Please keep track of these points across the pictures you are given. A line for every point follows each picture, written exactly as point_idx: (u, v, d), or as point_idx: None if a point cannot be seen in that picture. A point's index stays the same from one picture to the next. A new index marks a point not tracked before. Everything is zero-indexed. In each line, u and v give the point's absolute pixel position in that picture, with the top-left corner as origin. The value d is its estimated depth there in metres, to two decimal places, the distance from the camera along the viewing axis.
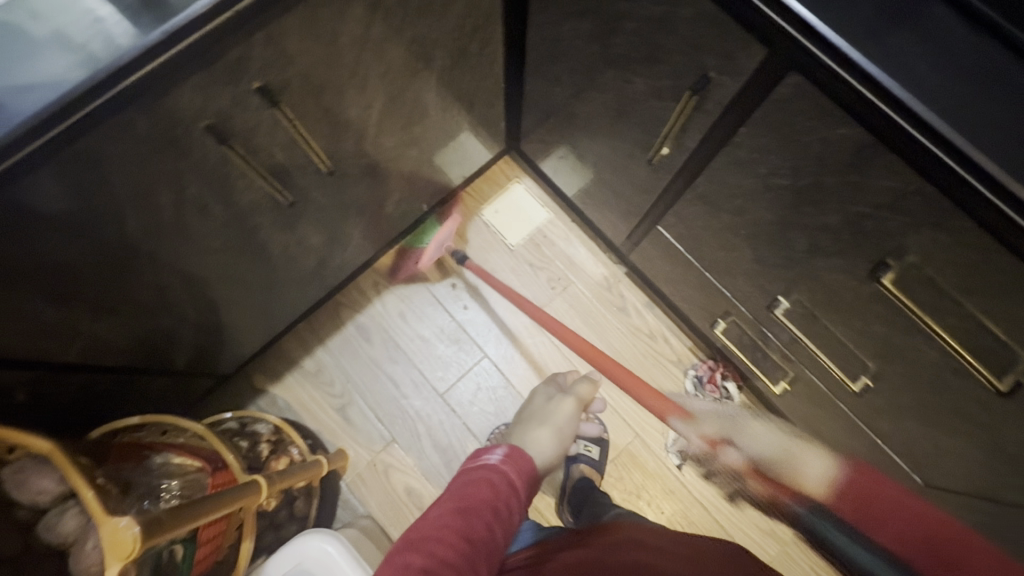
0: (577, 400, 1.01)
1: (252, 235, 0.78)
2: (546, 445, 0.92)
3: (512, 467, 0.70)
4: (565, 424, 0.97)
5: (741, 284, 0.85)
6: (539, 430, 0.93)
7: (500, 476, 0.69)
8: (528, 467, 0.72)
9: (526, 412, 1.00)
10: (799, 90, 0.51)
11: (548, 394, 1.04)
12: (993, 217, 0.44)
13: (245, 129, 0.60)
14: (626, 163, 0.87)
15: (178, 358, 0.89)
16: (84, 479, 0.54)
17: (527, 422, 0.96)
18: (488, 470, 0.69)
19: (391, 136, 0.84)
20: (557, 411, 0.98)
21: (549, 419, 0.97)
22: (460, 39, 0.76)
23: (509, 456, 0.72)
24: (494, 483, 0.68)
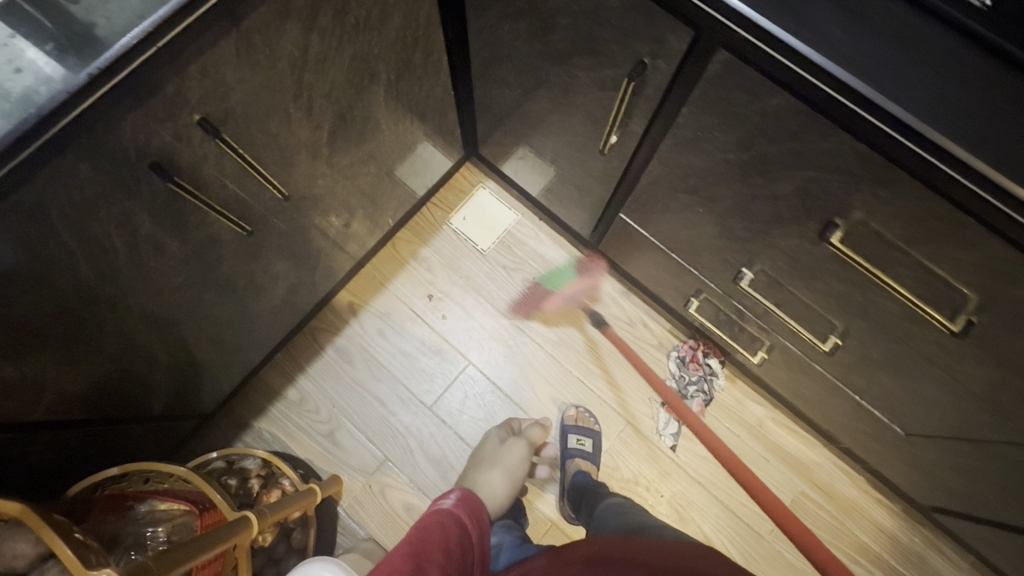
0: (527, 443, 1.11)
1: (215, 270, 0.77)
2: (496, 489, 1.04)
3: (462, 510, 0.81)
4: (516, 467, 1.07)
5: (707, 261, 0.86)
6: (490, 473, 1.05)
7: (451, 517, 0.79)
8: (477, 510, 0.83)
9: (477, 455, 1.09)
10: (729, 66, 0.52)
11: (501, 436, 1.11)
12: (922, 165, 0.46)
13: (191, 163, 0.59)
14: (582, 156, 0.89)
15: (153, 402, 0.88)
16: (61, 537, 0.53)
17: (478, 466, 1.06)
18: (441, 514, 0.79)
19: (345, 155, 0.84)
20: (509, 453, 1.08)
21: (500, 461, 1.07)
22: (402, 51, 0.76)
23: (459, 501, 0.83)
24: (446, 523, 0.77)
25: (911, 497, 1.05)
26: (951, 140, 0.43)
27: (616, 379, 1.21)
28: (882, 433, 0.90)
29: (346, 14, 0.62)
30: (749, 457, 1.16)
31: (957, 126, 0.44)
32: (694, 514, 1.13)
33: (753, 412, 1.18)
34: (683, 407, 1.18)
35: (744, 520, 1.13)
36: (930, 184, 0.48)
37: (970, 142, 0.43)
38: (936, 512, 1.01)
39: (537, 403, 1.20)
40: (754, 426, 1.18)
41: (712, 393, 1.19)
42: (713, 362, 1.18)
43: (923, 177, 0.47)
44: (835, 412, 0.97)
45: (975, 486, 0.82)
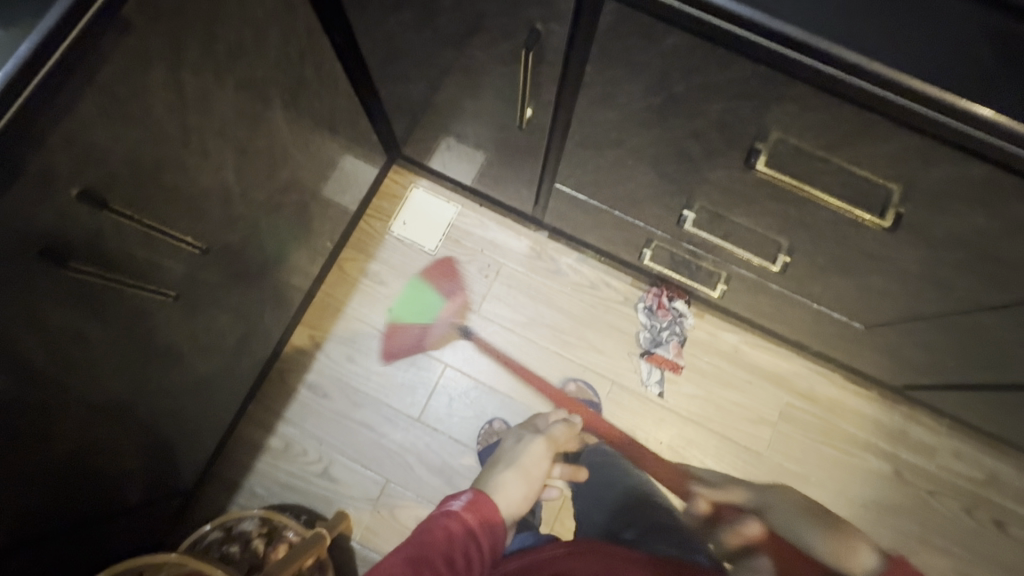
0: (546, 440, 1.08)
1: (151, 343, 0.72)
2: (512, 489, 0.98)
3: (472, 516, 0.80)
4: (532, 464, 1.03)
5: (649, 210, 0.87)
6: (504, 472, 1.00)
7: (461, 523, 0.79)
8: (489, 515, 0.82)
9: (496, 455, 1.06)
10: (618, 16, 0.51)
11: (516, 437, 1.09)
12: (823, 77, 0.47)
13: (86, 240, 0.54)
14: (503, 135, 0.87)
15: (124, 493, 0.83)
16: None
17: (493, 467, 1.03)
18: (449, 517, 0.79)
19: (260, 190, 0.79)
20: (523, 451, 1.04)
21: (518, 461, 1.03)
22: (290, 69, 0.72)
23: (467, 506, 0.81)
24: (452, 529, 0.77)
25: (885, 382, 1.11)
26: (844, 48, 0.44)
27: (593, 342, 1.22)
28: (845, 331, 0.95)
29: (217, 43, 0.58)
30: (732, 384, 1.20)
31: (844, 31, 0.44)
32: (695, 452, 1.17)
33: (727, 341, 1.22)
34: (661, 353, 1.20)
35: (741, 442, 1.17)
36: (837, 93, 0.48)
37: (857, 44, 0.44)
38: (908, 390, 1.07)
39: (523, 387, 1.20)
40: (730, 353, 1.21)
41: (685, 333, 1.22)
42: (680, 304, 1.21)
43: (828, 87, 0.48)
44: (800, 322, 1.01)
45: (938, 357, 0.87)
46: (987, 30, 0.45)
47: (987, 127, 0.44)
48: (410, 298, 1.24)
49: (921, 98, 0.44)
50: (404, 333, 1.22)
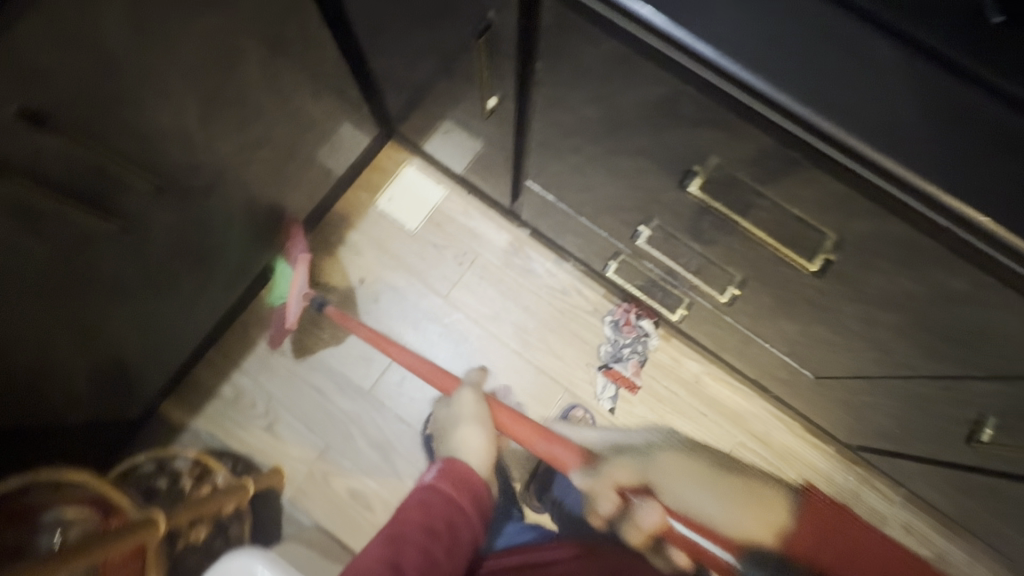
0: (472, 388, 1.09)
1: (97, 270, 0.74)
2: (474, 444, 1.00)
3: (444, 485, 0.86)
4: (477, 413, 1.04)
5: (611, 221, 0.86)
6: (461, 429, 1.02)
7: (437, 493, 0.86)
8: (464, 479, 0.89)
9: (446, 415, 1.08)
10: (559, 15, 0.50)
11: (445, 394, 1.11)
12: (746, 106, 0.45)
13: (23, 158, 0.56)
14: (478, 122, 0.87)
15: (63, 410, 0.86)
16: None
17: (452, 425, 1.04)
18: (425, 491, 0.85)
19: (228, 139, 0.81)
20: (462, 404, 1.06)
21: (466, 416, 1.04)
22: (268, 26, 0.73)
23: (440, 475, 0.88)
24: (430, 499, 0.84)
25: (841, 439, 1.08)
26: (762, 80, 0.42)
27: (555, 347, 1.21)
28: (798, 377, 0.92)
29: None
30: (687, 413, 1.18)
31: (768, 60, 0.42)
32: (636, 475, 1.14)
33: (689, 369, 1.19)
34: (619, 369, 1.18)
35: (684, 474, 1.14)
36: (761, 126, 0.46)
37: (777, 76, 0.42)
38: (863, 450, 1.03)
39: None
40: (690, 382, 1.19)
41: (648, 354, 1.20)
42: (647, 324, 1.19)
43: (752, 118, 0.46)
44: (757, 361, 0.98)
45: (886, 420, 0.83)
46: (921, 81, 0.42)
47: (901, 180, 0.41)
48: (383, 273, 1.25)
49: (836, 143, 0.42)
50: (278, 315, 1.19)
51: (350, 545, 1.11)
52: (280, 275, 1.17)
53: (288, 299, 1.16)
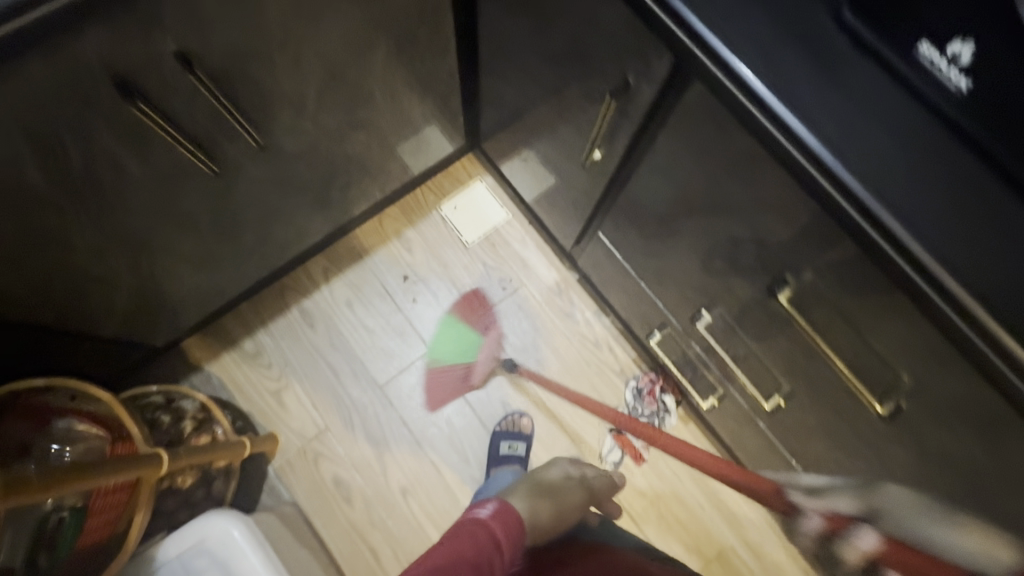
0: (533, 445, 1.13)
1: (181, 204, 0.77)
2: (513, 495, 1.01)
3: (499, 527, 0.67)
4: (522, 468, 1.07)
5: (671, 295, 0.86)
6: (501, 474, 1.05)
7: (486, 531, 0.66)
8: (515, 530, 0.68)
9: (480, 449, 1.14)
10: (703, 98, 0.51)
11: (504, 429, 1.16)
12: (845, 219, 0.45)
13: (160, 90, 0.59)
14: (570, 166, 0.88)
15: (101, 323, 0.88)
16: None
17: (480, 457, 1.12)
18: (474, 525, 0.66)
19: (335, 116, 0.83)
20: (511, 451, 1.11)
21: (509, 463, 1.08)
22: (406, 26, 0.76)
23: (494, 515, 0.69)
24: (479, 538, 0.64)
25: None
26: (866, 190, 0.43)
27: None
28: None
29: None
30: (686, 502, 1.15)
31: (904, 203, 0.43)
32: None
33: None
34: (629, 437, 1.16)
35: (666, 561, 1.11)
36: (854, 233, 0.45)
37: (911, 221, 0.42)
38: None
39: (488, 404, 1.19)
40: (697, 471, 1.16)
41: (662, 430, 1.18)
42: (669, 400, 1.18)
43: (849, 229, 0.46)
44: None
45: None
46: None
47: (961, 308, 0.42)
48: (427, 275, 1.26)
49: (916, 262, 0.42)
50: (443, 377, 1.20)
51: (320, 532, 1.11)
52: (456, 331, 1.23)
53: (483, 341, 1.21)
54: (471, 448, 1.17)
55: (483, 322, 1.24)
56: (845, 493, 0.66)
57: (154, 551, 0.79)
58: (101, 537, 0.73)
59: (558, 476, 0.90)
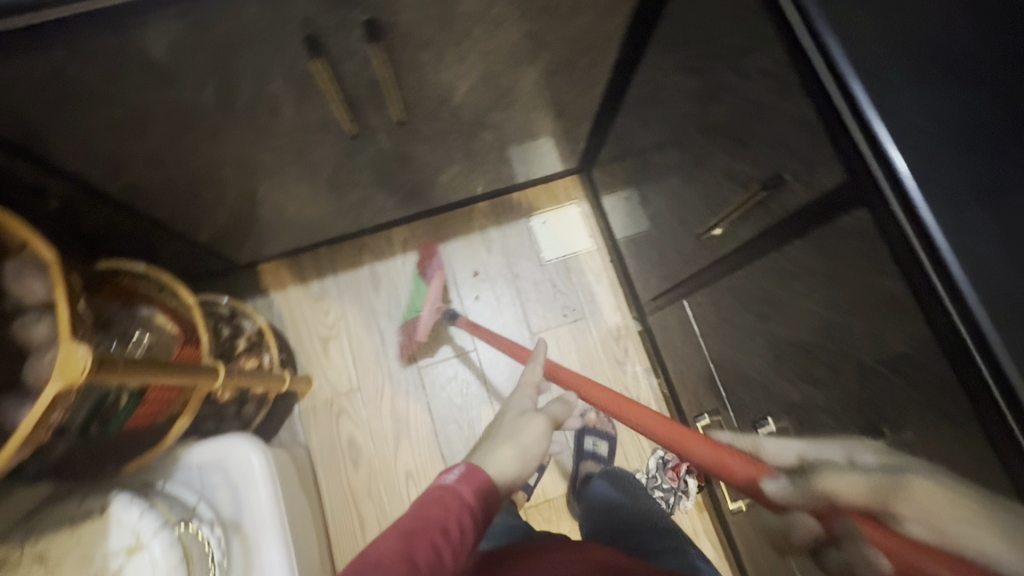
0: (550, 420, 0.79)
1: (311, 151, 0.81)
2: (507, 472, 0.70)
3: (465, 490, 0.62)
4: (535, 447, 0.74)
5: (739, 388, 0.83)
6: (501, 448, 0.72)
7: (455, 494, 0.62)
8: (489, 492, 0.64)
9: (491, 428, 0.78)
10: (863, 226, 0.48)
11: (521, 410, 0.81)
12: (974, 379, 0.41)
13: (339, 53, 0.62)
14: (679, 228, 0.86)
15: (204, 229, 0.94)
16: (71, 328, 0.54)
17: (488, 440, 0.75)
18: (440, 486, 0.63)
19: (474, 112, 0.85)
20: (527, 428, 0.76)
21: (515, 437, 0.74)
22: (571, 50, 0.77)
23: (461, 481, 0.63)
24: (447, 500, 0.62)
25: None
26: (1015, 366, 0.38)
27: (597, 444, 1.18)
28: None
29: None
30: None
31: None
32: None
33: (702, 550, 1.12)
34: None
35: None
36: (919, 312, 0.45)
37: None
38: None
39: None
40: None
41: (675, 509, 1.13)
42: (691, 482, 1.10)
43: (968, 387, 0.42)
44: None
45: None
46: None
47: None
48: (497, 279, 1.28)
49: None
50: (411, 330, 1.21)
51: (320, 483, 1.14)
52: (416, 292, 1.22)
53: (428, 291, 1.20)
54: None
55: (431, 270, 1.24)
56: (850, 472, 0.51)
57: (179, 454, 0.82)
58: (143, 424, 0.78)
59: (515, 419, 0.78)
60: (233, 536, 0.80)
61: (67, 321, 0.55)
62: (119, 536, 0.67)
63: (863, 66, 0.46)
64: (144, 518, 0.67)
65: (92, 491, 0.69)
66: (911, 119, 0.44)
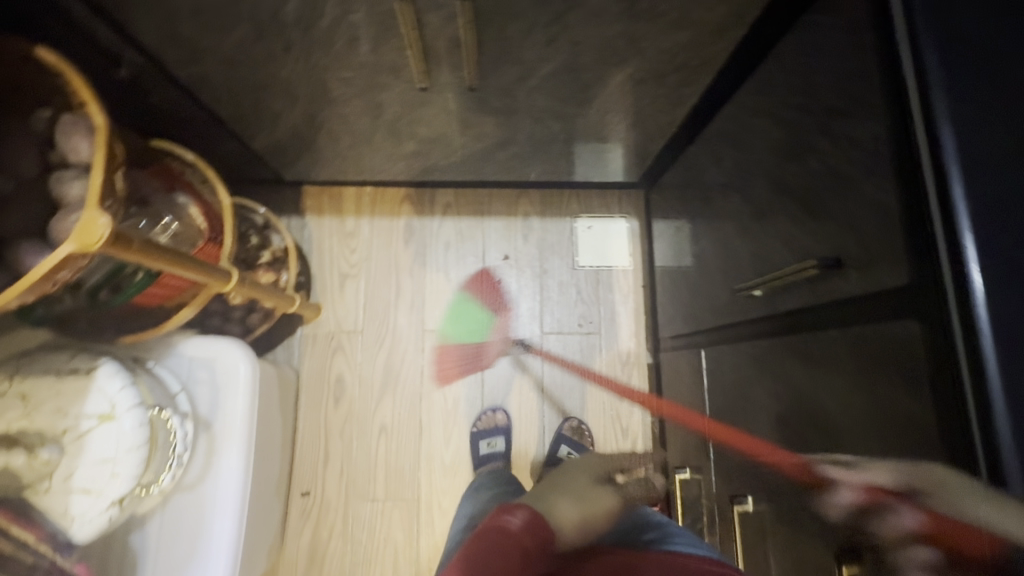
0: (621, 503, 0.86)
1: (379, 91, 0.80)
2: (569, 517, 0.75)
3: (527, 540, 0.66)
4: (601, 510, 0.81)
5: (728, 454, 0.79)
6: (565, 501, 0.78)
7: (517, 543, 0.65)
8: (544, 541, 0.68)
9: (558, 487, 0.84)
10: (910, 339, 0.44)
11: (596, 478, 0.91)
12: (980, 544, 0.38)
13: (429, 2, 0.59)
14: (719, 275, 0.82)
15: (259, 137, 0.95)
16: (98, 196, 0.55)
17: (556, 493, 0.82)
18: (502, 534, 0.66)
19: (548, 98, 0.82)
20: (598, 499, 0.83)
21: (582, 496, 0.82)
22: (665, 61, 0.73)
23: (523, 527, 0.67)
24: (508, 550, 0.64)
25: None
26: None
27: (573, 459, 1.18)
28: None
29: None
30: None
31: None
32: None
33: None
34: None
35: None
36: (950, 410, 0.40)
37: None
38: None
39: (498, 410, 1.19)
40: None
41: None
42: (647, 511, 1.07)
43: (966, 534, 0.39)
44: None
45: None
46: None
47: None
48: (524, 268, 1.26)
49: None
50: (452, 353, 1.22)
51: (300, 408, 1.17)
52: (480, 317, 1.23)
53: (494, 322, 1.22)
54: (457, 435, 1.18)
55: (494, 304, 1.24)
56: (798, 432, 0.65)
57: (175, 343, 0.85)
58: (150, 304, 0.81)
59: (590, 484, 0.87)
60: (200, 434, 0.83)
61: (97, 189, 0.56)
62: (96, 401, 0.69)
63: (975, 176, 0.40)
64: (125, 392, 0.70)
65: (84, 352, 0.72)
66: (1004, 246, 0.39)
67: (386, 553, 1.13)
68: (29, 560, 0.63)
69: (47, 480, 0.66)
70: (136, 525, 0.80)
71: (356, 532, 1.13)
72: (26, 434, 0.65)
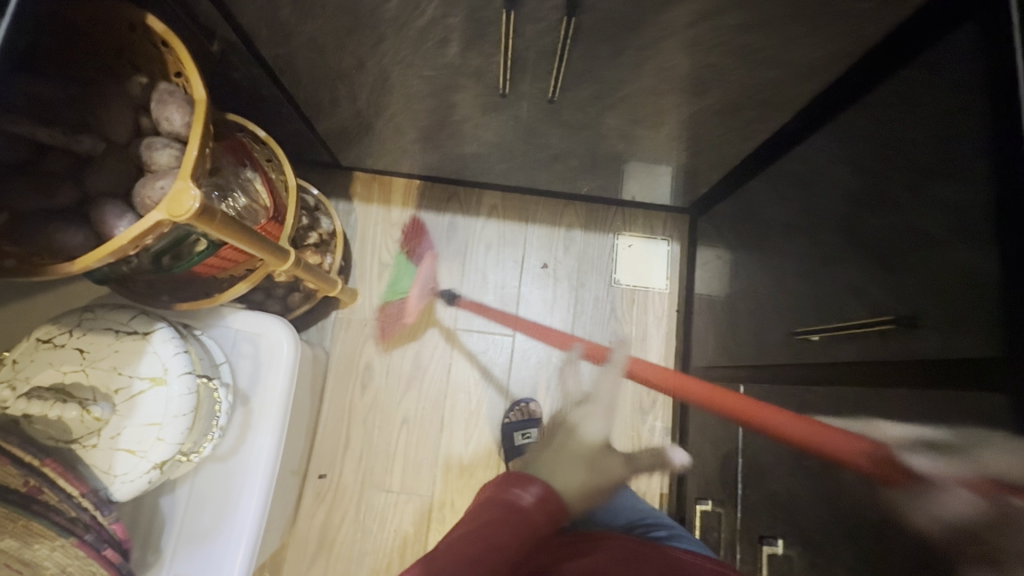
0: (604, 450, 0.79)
1: (456, 92, 0.80)
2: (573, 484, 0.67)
3: (541, 513, 0.63)
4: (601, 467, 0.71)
5: (759, 496, 0.79)
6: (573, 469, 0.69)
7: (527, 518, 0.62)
8: (563, 505, 0.64)
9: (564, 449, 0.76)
10: (996, 412, 0.43)
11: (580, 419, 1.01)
12: None
13: (529, 13, 0.59)
14: (770, 313, 0.82)
15: (325, 122, 0.96)
16: (192, 168, 0.56)
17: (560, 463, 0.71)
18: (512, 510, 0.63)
19: (620, 117, 0.82)
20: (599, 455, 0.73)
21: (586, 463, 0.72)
22: (746, 97, 0.73)
23: (540, 505, 0.63)
24: (515, 523, 0.62)
25: None
26: None
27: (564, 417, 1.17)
28: None
29: (746, 34, 0.60)
30: None
31: None
32: None
33: None
34: None
35: None
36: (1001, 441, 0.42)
37: None
38: None
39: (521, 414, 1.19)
40: None
41: None
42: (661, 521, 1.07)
43: None
44: None
45: None
46: None
47: None
48: (562, 280, 1.26)
49: None
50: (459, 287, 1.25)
51: (326, 390, 1.18)
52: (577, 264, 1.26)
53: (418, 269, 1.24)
54: (477, 436, 1.19)
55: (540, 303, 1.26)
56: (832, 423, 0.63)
57: (224, 315, 0.86)
58: (206, 274, 0.83)
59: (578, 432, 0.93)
60: (237, 406, 0.85)
61: (190, 160, 0.57)
62: (150, 364, 0.70)
63: None
64: (177, 358, 0.71)
65: (141, 314, 0.73)
66: None
67: (395, 545, 1.13)
68: (70, 513, 0.64)
69: (95, 436, 0.67)
70: (167, 488, 0.81)
71: (367, 519, 1.14)
72: (80, 387, 0.68)
